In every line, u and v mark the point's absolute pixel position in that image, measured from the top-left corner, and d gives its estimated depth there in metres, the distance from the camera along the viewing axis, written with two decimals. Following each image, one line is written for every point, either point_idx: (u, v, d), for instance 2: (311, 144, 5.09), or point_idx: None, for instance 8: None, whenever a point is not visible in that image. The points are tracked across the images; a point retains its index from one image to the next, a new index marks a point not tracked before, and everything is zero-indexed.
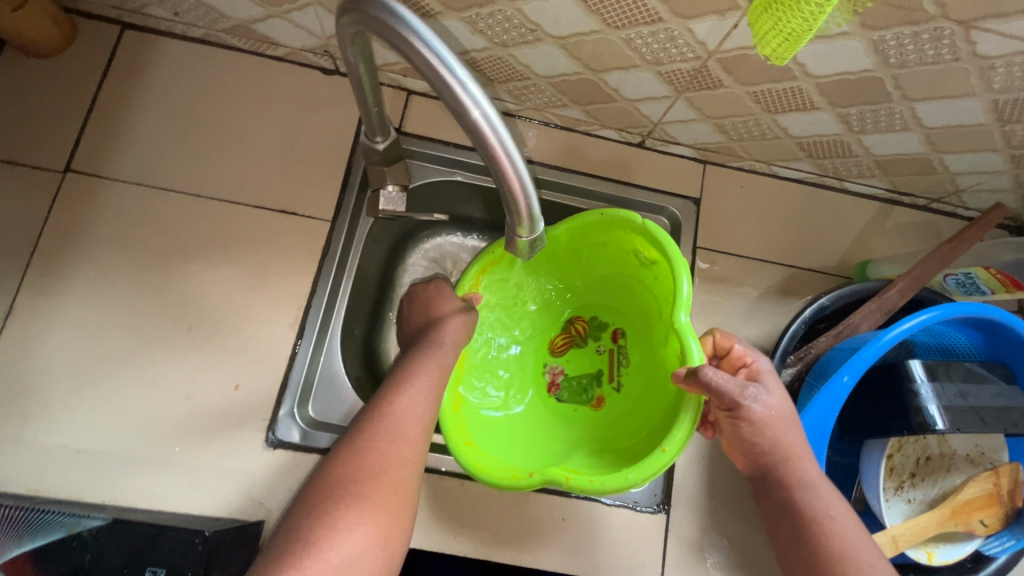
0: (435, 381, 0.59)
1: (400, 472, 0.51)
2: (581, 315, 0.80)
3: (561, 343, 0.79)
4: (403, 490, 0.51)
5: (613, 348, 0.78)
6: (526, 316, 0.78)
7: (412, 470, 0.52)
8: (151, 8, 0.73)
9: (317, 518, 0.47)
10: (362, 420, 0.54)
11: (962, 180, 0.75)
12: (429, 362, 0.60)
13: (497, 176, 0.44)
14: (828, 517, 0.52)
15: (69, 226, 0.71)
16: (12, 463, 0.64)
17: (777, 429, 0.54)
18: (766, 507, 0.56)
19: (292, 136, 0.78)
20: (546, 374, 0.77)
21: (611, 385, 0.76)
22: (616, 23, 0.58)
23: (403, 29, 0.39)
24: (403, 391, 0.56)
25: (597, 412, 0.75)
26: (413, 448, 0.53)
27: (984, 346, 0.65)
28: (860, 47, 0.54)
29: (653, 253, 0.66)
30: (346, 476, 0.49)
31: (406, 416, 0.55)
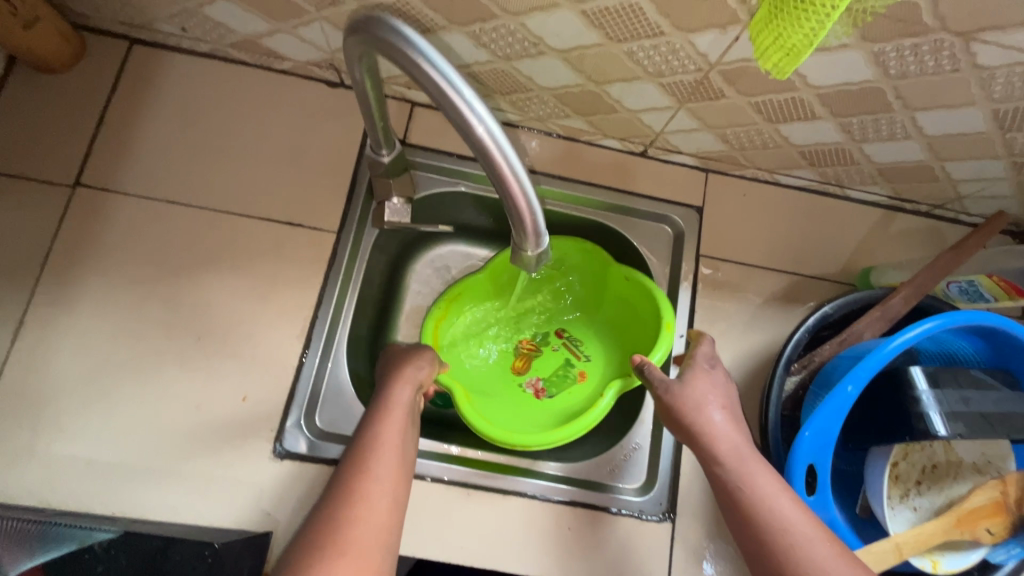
0: (399, 434, 0.57)
1: (368, 535, 0.48)
2: (523, 335, 0.85)
3: (522, 362, 0.84)
4: (374, 555, 0.48)
5: (563, 340, 0.85)
6: (483, 348, 0.83)
7: (383, 530, 0.49)
8: (160, 24, 0.74)
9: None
10: (329, 489, 0.52)
11: (964, 187, 0.76)
12: (390, 415, 0.58)
13: (502, 193, 0.44)
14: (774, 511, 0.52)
15: (79, 240, 0.72)
16: (23, 475, 0.64)
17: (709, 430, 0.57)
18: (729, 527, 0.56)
19: (299, 148, 0.78)
20: (527, 389, 0.82)
21: (581, 360, 0.84)
22: (619, 37, 0.59)
23: (410, 50, 0.40)
24: (367, 450, 0.54)
25: (586, 385, 0.82)
26: (383, 504, 0.51)
27: (987, 353, 0.65)
28: (861, 58, 0.55)
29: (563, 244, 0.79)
30: (311, 547, 0.47)
31: (370, 478, 0.52)
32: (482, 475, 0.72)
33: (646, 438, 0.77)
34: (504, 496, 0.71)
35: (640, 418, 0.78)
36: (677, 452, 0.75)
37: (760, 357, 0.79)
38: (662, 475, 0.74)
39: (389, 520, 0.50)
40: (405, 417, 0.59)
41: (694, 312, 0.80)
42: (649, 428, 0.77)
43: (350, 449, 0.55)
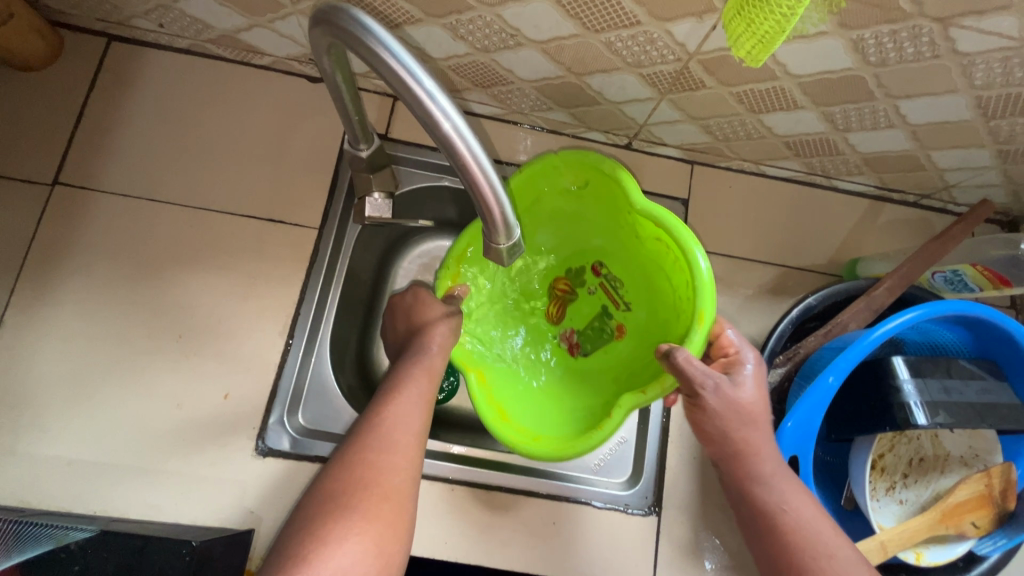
0: (421, 393, 0.59)
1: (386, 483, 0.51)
2: (557, 275, 0.79)
3: (556, 308, 0.79)
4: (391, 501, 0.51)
5: (601, 281, 0.78)
6: (509, 295, 0.77)
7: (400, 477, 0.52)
8: (137, 20, 0.74)
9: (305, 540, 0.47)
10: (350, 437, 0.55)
11: (951, 176, 0.75)
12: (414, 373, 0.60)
13: (470, 187, 0.44)
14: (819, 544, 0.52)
15: (58, 240, 0.72)
16: (4, 475, 0.64)
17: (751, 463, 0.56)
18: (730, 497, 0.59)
19: (280, 144, 0.78)
20: (560, 342, 0.78)
21: (621, 309, 0.76)
22: (595, 27, 0.58)
23: (373, 44, 0.39)
24: (389, 405, 0.57)
25: (626, 343, 0.74)
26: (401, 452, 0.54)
27: (972, 343, 0.65)
28: (840, 46, 0.54)
29: (580, 176, 0.67)
30: (342, 491, 0.51)
31: (390, 429, 0.55)
32: (467, 471, 0.72)
33: (632, 432, 0.75)
34: (488, 492, 0.71)
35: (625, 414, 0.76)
36: (663, 445, 0.75)
37: None
38: (647, 469, 0.74)
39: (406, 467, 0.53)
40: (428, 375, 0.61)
41: None
42: (634, 422, 0.76)
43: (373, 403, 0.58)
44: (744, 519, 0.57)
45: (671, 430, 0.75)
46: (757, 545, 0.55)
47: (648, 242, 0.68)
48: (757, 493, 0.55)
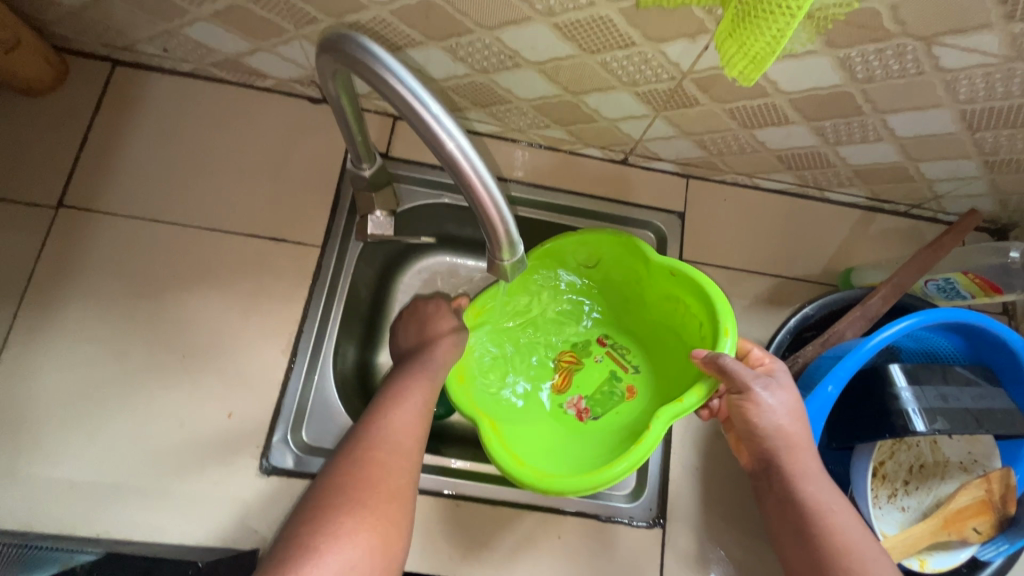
0: (423, 397, 0.60)
1: (385, 479, 0.52)
2: (562, 347, 0.80)
3: (562, 378, 0.78)
4: (391, 497, 0.51)
5: (607, 350, 0.79)
6: (516, 365, 0.77)
7: (400, 472, 0.53)
8: (142, 45, 0.75)
9: (300, 533, 0.47)
10: (349, 436, 0.56)
11: (939, 186, 0.77)
12: (414, 376, 0.62)
13: (473, 204, 0.45)
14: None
15: (62, 261, 0.72)
16: (8, 498, 0.64)
17: (822, 501, 0.54)
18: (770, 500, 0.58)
19: (282, 164, 0.79)
20: (569, 410, 0.76)
21: (629, 373, 0.78)
22: (592, 48, 0.60)
23: (378, 68, 0.41)
24: (393, 404, 0.58)
25: (636, 401, 0.76)
26: (400, 449, 0.54)
27: (966, 349, 0.66)
28: (828, 64, 0.56)
29: (596, 250, 0.75)
30: (338, 489, 0.50)
31: (388, 427, 0.56)
32: (471, 486, 0.72)
33: None
34: (493, 507, 0.71)
35: None
36: (665, 457, 0.75)
37: None
38: (651, 482, 0.74)
39: (405, 463, 0.54)
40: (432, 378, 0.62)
41: None
42: None
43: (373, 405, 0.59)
44: (789, 530, 0.56)
45: (673, 442, 0.76)
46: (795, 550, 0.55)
47: (653, 302, 0.75)
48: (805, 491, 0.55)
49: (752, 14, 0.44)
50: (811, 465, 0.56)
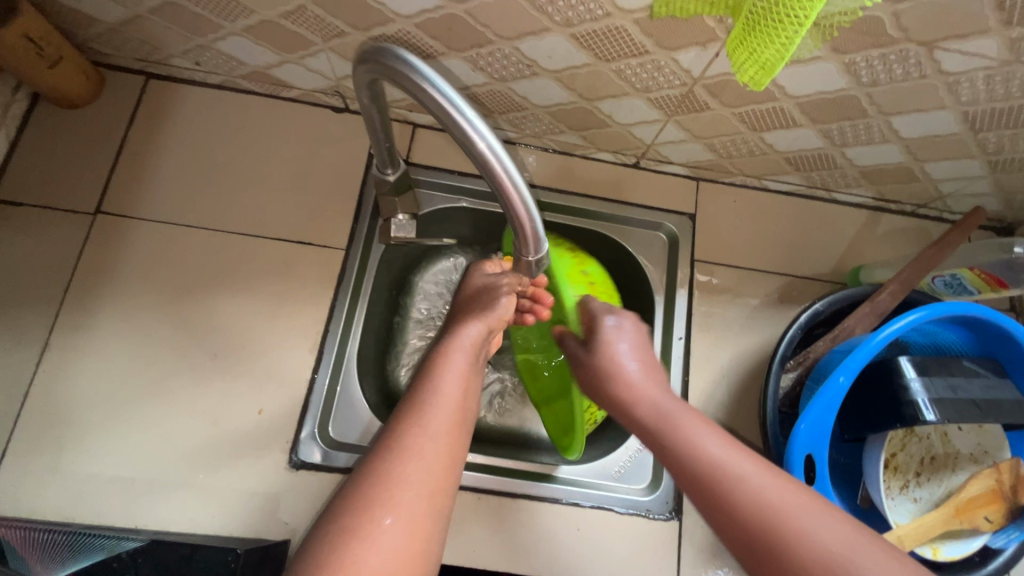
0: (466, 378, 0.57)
1: (432, 467, 0.49)
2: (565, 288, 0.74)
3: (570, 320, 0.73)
4: (439, 486, 0.49)
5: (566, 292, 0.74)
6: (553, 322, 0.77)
7: (447, 457, 0.51)
8: (175, 59, 0.79)
9: (345, 522, 0.45)
10: (391, 419, 0.53)
11: (944, 186, 0.79)
12: (452, 351, 0.59)
13: (503, 201, 0.48)
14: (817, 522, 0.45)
15: (100, 265, 0.75)
16: (50, 492, 0.67)
17: (696, 429, 0.55)
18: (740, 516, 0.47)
19: (307, 171, 0.82)
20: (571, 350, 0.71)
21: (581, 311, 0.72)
22: (606, 56, 0.63)
23: (414, 76, 0.44)
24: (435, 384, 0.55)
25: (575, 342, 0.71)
26: (445, 433, 0.52)
27: (974, 343, 0.68)
28: (834, 69, 0.59)
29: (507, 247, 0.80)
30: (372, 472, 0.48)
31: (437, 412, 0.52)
32: (492, 479, 0.73)
33: None
34: (513, 500, 0.73)
35: None
36: None
37: (759, 356, 0.82)
38: (666, 475, 0.76)
39: (451, 446, 0.52)
40: (471, 356, 0.60)
41: (692, 318, 0.82)
42: None
43: (415, 383, 0.56)
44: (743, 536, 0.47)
45: None
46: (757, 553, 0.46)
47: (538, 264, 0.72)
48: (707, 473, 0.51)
49: (761, 23, 0.46)
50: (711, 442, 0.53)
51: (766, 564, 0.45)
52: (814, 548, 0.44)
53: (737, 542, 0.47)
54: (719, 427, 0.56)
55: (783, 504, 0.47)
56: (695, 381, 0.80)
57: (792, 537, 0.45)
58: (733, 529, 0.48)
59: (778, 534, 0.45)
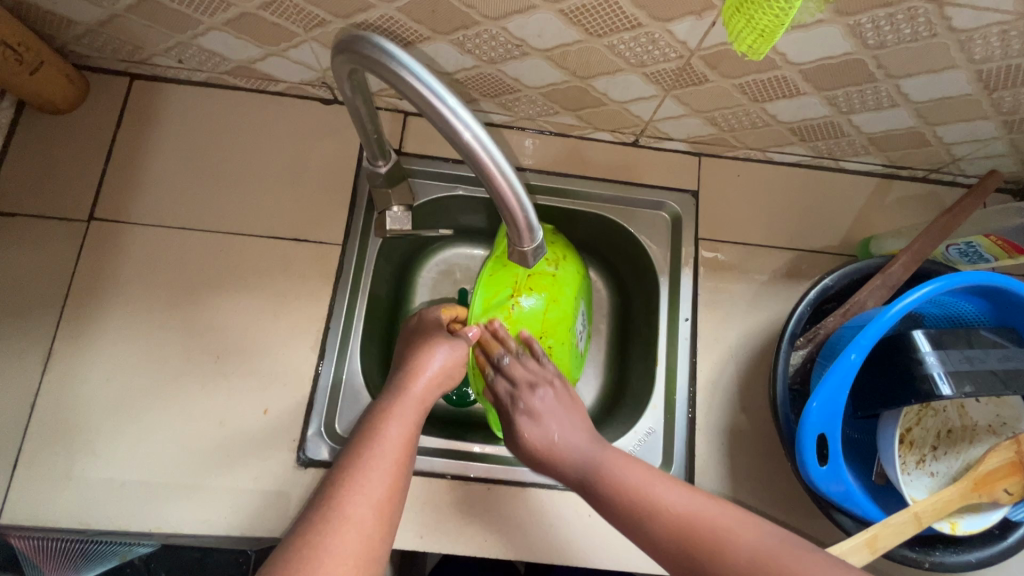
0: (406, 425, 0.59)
1: (368, 525, 0.50)
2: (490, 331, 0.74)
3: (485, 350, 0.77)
4: (372, 542, 0.49)
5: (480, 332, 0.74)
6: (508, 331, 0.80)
7: (383, 521, 0.51)
8: (158, 58, 0.77)
9: (291, 568, 0.46)
10: (338, 464, 0.55)
11: (958, 149, 0.76)
12: (396, 413, 0.59)
13: (493, 193, 0.46)
14: (731, 537, 0.50)
15: (98, 272, 0.75)
16: (65, 499, 0.68)
17: (616, 465, 0.59)
18: (676, 559, 0.51)
19: (299, 166, 0.81)
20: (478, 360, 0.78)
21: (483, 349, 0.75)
22: (598, 31, 0.60)
23: (394, 65, 0.42)
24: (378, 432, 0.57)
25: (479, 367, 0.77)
26: (387, 494, 0.53)
27: (990, 312, 0.66)
28: (838, 32, 0.56)
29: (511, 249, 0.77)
30: (319, 516, 0.49)
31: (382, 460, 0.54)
32: (503, 469, 0.73)
33: (659, 423, 0.77)
34: (523, 488, 0.73)
35: (651, 404, 0.78)
36: (691, 434, 0.76)
37: (768, 334, 0.80)
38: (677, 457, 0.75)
39: (388, 508, 0.52)
40: (419, 398, 0.62)
41: (698, 297, 0.81)
42: (661, 412, 0.77)
43: (352, 445, 0.56)
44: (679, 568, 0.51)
45: (698, 420, 0.76)
46: None
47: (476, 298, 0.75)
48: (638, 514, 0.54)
49: None
50: (642, 486, 0.56)
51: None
52: (731, 559, 0.49)
53: (667, 561, 0.52)
54: (642, 462, 0.60)
55: (702, 524, 0.52)
56: (703, 362, 0.78)
57: (707, 555, 0.50)
58: (660, 553, 0.53)
59: (699, 556, 0.50)
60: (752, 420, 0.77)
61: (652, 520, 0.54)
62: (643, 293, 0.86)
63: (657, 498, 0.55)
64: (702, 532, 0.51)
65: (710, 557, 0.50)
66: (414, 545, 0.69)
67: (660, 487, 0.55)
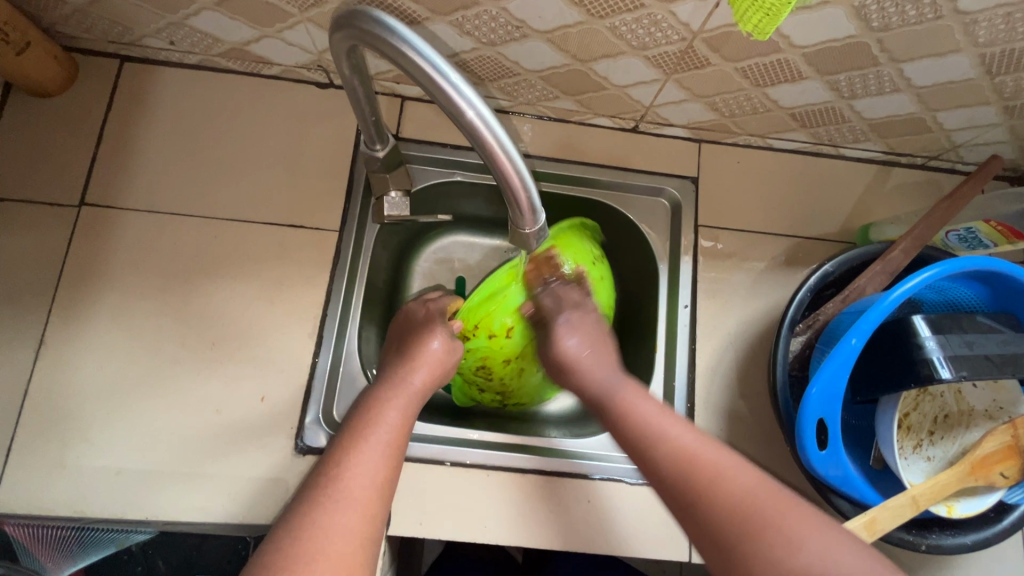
0: (401, 412, 0.59)
1: (364, 500, 0.50)
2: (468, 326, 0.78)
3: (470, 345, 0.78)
4: (370, 512, 0.50)
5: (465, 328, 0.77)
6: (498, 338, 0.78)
7: (379, 496, 0.51)
8: (148, 39, 0.75)
9: (292, 541, 0.46)
10: (331, 449, 0.55)
11: (958, 136, 0.76)
12: (392, 401, 0.60)
13: (496, 173, 0.46)
14: (731, 473, 0.51)
15: (90, 259, 0.74)
16: (59, 487, 0.67)
17: (633, 399, 0.61)
18: (675, 491, 0.52)
19: (294, 151, 0.80)
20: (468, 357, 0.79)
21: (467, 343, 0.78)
22: (600, 13, 0.59)
23: (395, 40, 0.41)
24: (373, 417, 0.57)
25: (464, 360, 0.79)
26: (383, 474, 0.53)
27: (988, 297, 0.66)
28: (842, 14, 0.55)
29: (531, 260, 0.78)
30: (316, 493, 0.50)
31: (378, 444, 0.55)
32: (502, 456, 0.72)
33: None
34: (522, 474, 0.72)
35: (651, 391, 0.78)
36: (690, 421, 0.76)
37: (768, 321, 0.80)
38: None
39: (385, 485, 0.53)
40: (416, 389, 0.63)
41: (698, 285, 0.80)
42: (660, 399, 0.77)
43: (349, 428, 0.57)
44: (676, 498, 0.52)
45: (697, 407, 0.77)
46: (689, 522, 0.50)
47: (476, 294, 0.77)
48: (648, 441, 0.56)
49: None
50: (658, 416, 0.58)
51: (690, 508, 0.50)
52: (726, 491, 0.49)
53: (666, 491, 0.53)
54: (655, 399, 0.62)
55: (704, 456, 0.52)
56: (703, 349, 0.78)
57: (705, 482, 0.50)
58: (661, 483, 0.53)
59: (695, 481, 0.51)
60: (750, 407, 0.77)
61: (658, 449, 0.55)
62: (642, 281, 0.86)
63: (668, 429, 0.56)
64: (701, 467, 0.52)
65: (705, 490, 0.50)
66: (414, 532, 0.69)
67: (672, 421, 0.57)
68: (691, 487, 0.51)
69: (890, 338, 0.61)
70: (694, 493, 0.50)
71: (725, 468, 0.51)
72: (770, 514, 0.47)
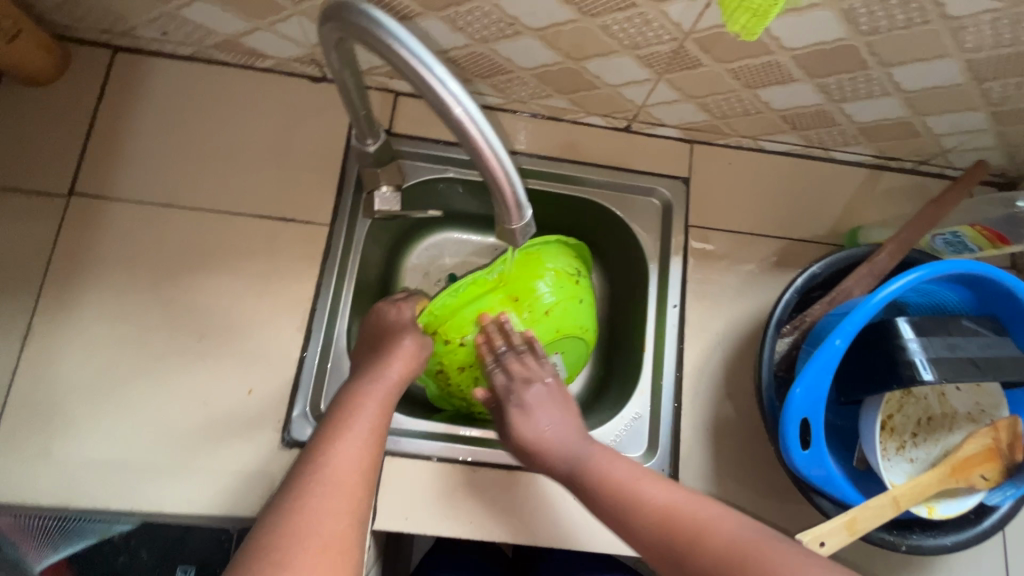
0: (381, 402, 0.60)
1: (349, 490, 0.51)
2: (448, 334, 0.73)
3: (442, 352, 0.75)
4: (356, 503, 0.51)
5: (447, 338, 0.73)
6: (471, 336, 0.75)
7: (364, 485, 0.52)
8: (141, 30, 0.75)
9: (279, 531, 0.47)
10: (314, 438, 0.56)
11: (947, 141, 0.77)
12: (371, 393, 0.60)
13: (482, 170, 0.46)
14: (709, 522, 0.52)
15: (79, 249, 0.73)
16: (43, 478, 0.67)
17: (604, 463, 0.61)
18: (665, 556, 0.52)
19: (286, 145, 0.79)
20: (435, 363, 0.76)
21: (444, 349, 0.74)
22: (592, 12, 0.59)
23: (381, 33, 0.41)
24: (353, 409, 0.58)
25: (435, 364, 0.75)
26: (366, 464, 0.54)
27: (973, 301, 0.67)
28: (831, 17, 0.56)
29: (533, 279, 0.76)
30: (301, 484, 0.51)
31: (359, 436, 0.55)
32: (490, 453, 0.73)
33: (646, 408, 0.77)
34: (509, 471, 0.72)
35: (639, 389, 0.78)
36: (676, 420, 0.76)
37: (755, 322, 0.80)
38: (664, 442, 0.76)
39: (370, 475, 0.53)
40: (394, 380, 0.63)
41: (687, 286, 0.81)
42: (647, 397, 0.78)
43: (331, 419, 0.57)
44: (668, 562, 0.52)
45: (684, 406, 0.77)
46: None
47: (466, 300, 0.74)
48: (629, 510, 0.56)
49: None
50: (629, 478, 0.59)
51: (678, 565, 0.51)
52: (712, 542, 0.50)
53: (655, 554, 0.53)
54: (624, 458, 0.63)
55: (683, 513, 0.53)
56: (691, 349, 0.79)
57: (688, 538, 0.51)
58: (648, 548, 0.54)
59: (679, 544, 0.51)
60: (737, 407, 0.78)
61: (639, 515, 0.55)
62: (632, 280, 0.86)
63: (646, 491, 0.57)
64: (685, 520, 0.53)
65: (692, 545, 0.51)
66: (399, 526, 0.69)
67: (648, 479, 0.58)
68: (680, 549, 0.51)
69: (876, 336, 0.61)
70: (684, 552, 0.51)
71: (705, 517, 0.53)
72: (762, 553, 0.48)
